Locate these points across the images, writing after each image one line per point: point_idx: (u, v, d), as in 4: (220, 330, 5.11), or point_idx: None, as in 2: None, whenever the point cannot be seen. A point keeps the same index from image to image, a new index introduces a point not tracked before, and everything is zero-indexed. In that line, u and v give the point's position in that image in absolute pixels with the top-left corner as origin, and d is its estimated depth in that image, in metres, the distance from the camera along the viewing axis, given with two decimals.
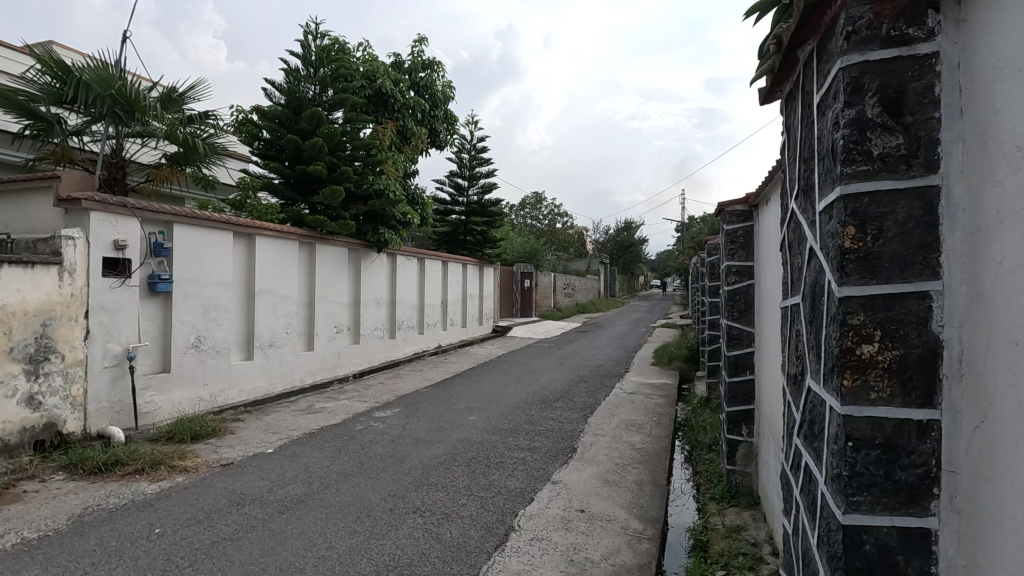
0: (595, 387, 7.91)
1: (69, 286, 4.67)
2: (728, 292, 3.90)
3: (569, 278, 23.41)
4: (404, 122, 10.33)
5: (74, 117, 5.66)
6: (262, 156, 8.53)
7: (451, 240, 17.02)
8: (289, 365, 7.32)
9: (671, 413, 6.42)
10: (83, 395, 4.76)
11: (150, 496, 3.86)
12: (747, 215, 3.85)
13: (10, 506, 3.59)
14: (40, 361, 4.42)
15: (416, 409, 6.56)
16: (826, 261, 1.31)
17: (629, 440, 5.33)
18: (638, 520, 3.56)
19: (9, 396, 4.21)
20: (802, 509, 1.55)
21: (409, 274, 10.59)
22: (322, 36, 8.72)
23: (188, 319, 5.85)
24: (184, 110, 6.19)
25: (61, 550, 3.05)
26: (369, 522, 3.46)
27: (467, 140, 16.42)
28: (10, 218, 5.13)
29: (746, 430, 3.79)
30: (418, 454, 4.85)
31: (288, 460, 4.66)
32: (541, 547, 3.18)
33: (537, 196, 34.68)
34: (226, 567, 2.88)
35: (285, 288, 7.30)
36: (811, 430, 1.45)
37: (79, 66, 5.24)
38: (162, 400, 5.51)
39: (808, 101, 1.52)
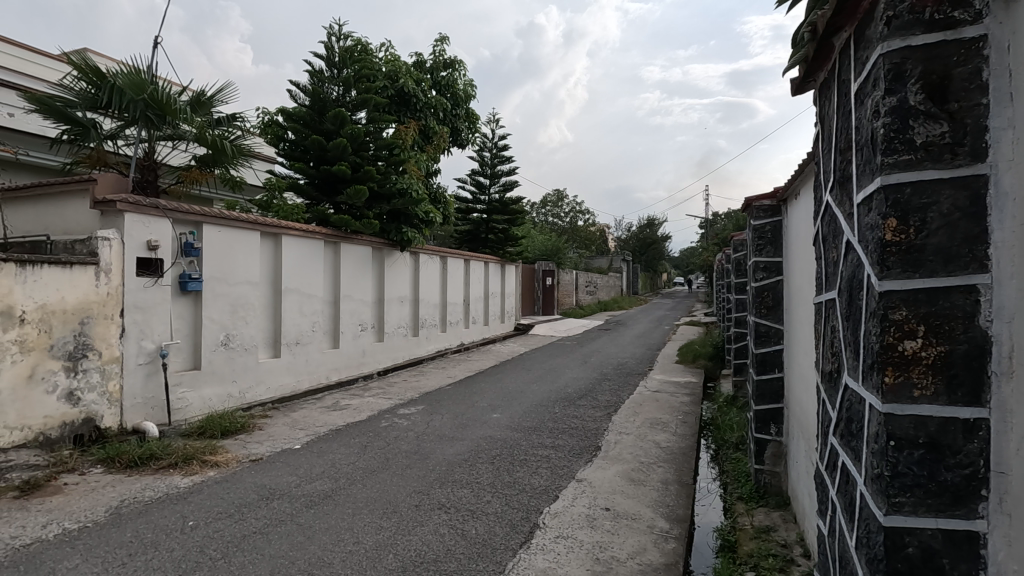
0: (618, 385, 7.87)
1: (105, 285, 4.82)
2: (756, 289, 3.82)
3: (591, 275, 23.26)
4: (426, 122, 10.40)
5: (109, 121, 5.83)
6: (288, 157, 8.67)
7: (472, 238, 17.10)
8: (315, 362, 7.43)
9: (697, 412, 6.33)
10: (119, 391, 4.91)
11: (183, 489, 3.96)
12: (775, 210, 3.76)
13: (52, 497, 3.72)
14: (78, 358, 4.57)
15: (440, 407, 6.60)
16: (865, 253, 1.27)
17: (654, 439, 5.27)
18: (664, 519, 3.52)
19: (49, 392, 4.37)
20: (839, 510, 1.51)
21: (432, 273, 10.66)
22: (346, 37, 8.81)
23: (218, 318, 5.98)
24: (212, 113, 6.32)
25: (100, 540, 3.15)
26: (394, 518, 3.49)
27: (488, 139, 16.48)
28: (49, 219, 5.31)
29: (775, 429, 3.71)
30: (442, 451, 4.88)
31: (316, 456, 4.74)
32: (567, 545, 3.16)
33: (559, 194, 34.64)
34: (256, 560, 2.94)
35: (311, 287, 7.41)
36: (849, 429, 1.41)
37: (113, 72, 5.40)
38: (193, 397, 5.64)
39: (844, 90, 1.47)
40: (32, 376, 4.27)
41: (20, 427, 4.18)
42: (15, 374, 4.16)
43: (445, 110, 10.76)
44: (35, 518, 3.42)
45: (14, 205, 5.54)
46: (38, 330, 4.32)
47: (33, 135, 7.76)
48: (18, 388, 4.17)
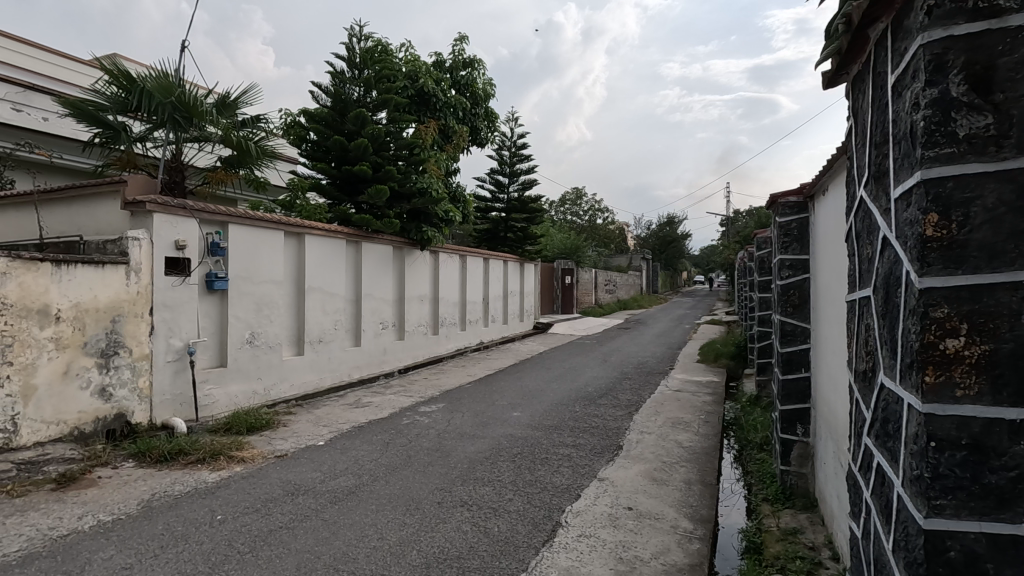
0: (639, 384, 7.81)
1: (135, 284, 4.94)
2: (781, 287, 3.76)
3: (610, 274, 23.13)
4: (446, 121, 10.44)
5: (138, 124, 5.97)
6: (311, 157, 8.77)
7: (491, 237, 17.14)
8: (337, 360, 7.53)
9: (720, 412, 6.25)
10: (148, 387, 5.04)
11: (211, 484, 4.05)
12: (801, 206, 3.69)
13: (87, 490, 3.83)
14: (110, 355, 4.70)
15: (460, 405, 6.63)
16: (903, 249, 1.24)
17: (676, 438, 5.22)
18: (688, 520, 3.48)
19: (83, 388, 4.50)
20: (874, 512, 1.48)
21: (451, 271, 10.72)
22: (366, 38, 8.88)
23: (243, 316, 6.09)
24: (237, 115, 6.44)
25: (132, 533, 3.24)
26: (417, 514, 3.51)
27: (507, 137, 16.50)
28: (81, 220, 5.46)
29: (801, 430, 3.65)
30: (464, 449, 4.90)
31: (340, 452, 4.80)
32: (589, 544, 3.15)
33: (577, 192, 34.51)
34: (283, 554, 2.98)
35: (333, 286, 7.50)
36: (885, 430, 1.38)
37: (142, 76, 5.54)
38: (219, 393, 5.75)
39: (880, 83, 1.44)
40: (67, 372, 4.40)
41: (56, 421, 4.31)
42: (51, 370, 4.29)
43: (464, 109, 10.79)
44: (71, 509, 3.52)
45: (48, 207, 5.70)
46: (72, 328, 4.45)
47: (66, 138, 7.98)
48: (53, 384, 4.30)
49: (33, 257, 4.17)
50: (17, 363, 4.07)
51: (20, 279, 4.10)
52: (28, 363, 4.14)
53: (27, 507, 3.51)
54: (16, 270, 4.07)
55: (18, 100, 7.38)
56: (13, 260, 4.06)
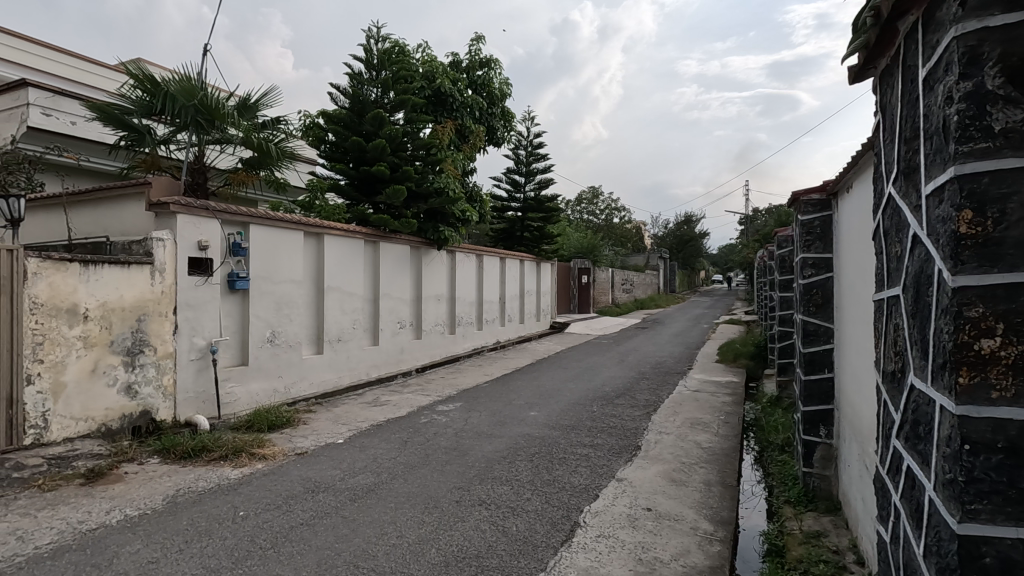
0: (656, 384, 7.75)
1: (160, 284, 5.04)
2: (804, 286, 3.69)
3: (627, 273, 23.00)
4: (462, 121, 10.47)
5: (162, 127, 6.08)
6: (329, 158, 8.86)
7: (508, 236, 17.15)
8: (355, 359, 7.59)
9: (740, 412, 6.18)
10: (172, 385, 5.14)
11: (234, 480, 4.11)
12: (824, 204, 3.62)
13: (114, 485, 3.92)
14: (136, 353, 4.80)
15: (477, 404, 6.65)
16: (935, 248, 1.21)
17: (695, 439, 5.17)
18: (708, 521, 3.45)
19: (109, 385, 4.60)
20: (904, 516, 1.45)
21: (468, 271, 10.74)
22: (383, 39, 8.94)
23: (264, 316, 6.18)
24: (258, 117, 6.53)
25: (158, 527, 3.30)
26: (436, 513, 3.53)
27: (523, 137, 16.51)
28: (108, 222, 5.59)
29: (824, 431, 3.59)
30: (482, 448, 4.91)
31: (359, 450, 4.84)
32: (608, 544, 3.14)
33: (594, 191, 34.39)
34: (304, 550, 3.02)
35: (352, 285, 7.57)
36: (915, 432, 1.35)
37: (166, 79, 5.65)
38: (241, 391, 5.85)
39: (910, 76, 1.41)
40: (94, 370, 4.50)
41: (84, 418, 4.42)
42: (80, 368, 4.39)
43: (480, 109, 10.80)
44: (100, 504, 3.60)
45: (76, 209, 5.84)
46: (99, 326, 4.56)
47: (93, 142, 8.17)
48: (81, 381, 4.40)
49: (62, 257, 4.29)
50: (46, 361, 4.18)
51: (49, 278, 4.22)
52: (57, 361, 4.25)
53: (57, 501, 3.60)
54: (45, 270, 4.19)
55: (47, 105, 7.57)
56: (42, 260, 4.17)
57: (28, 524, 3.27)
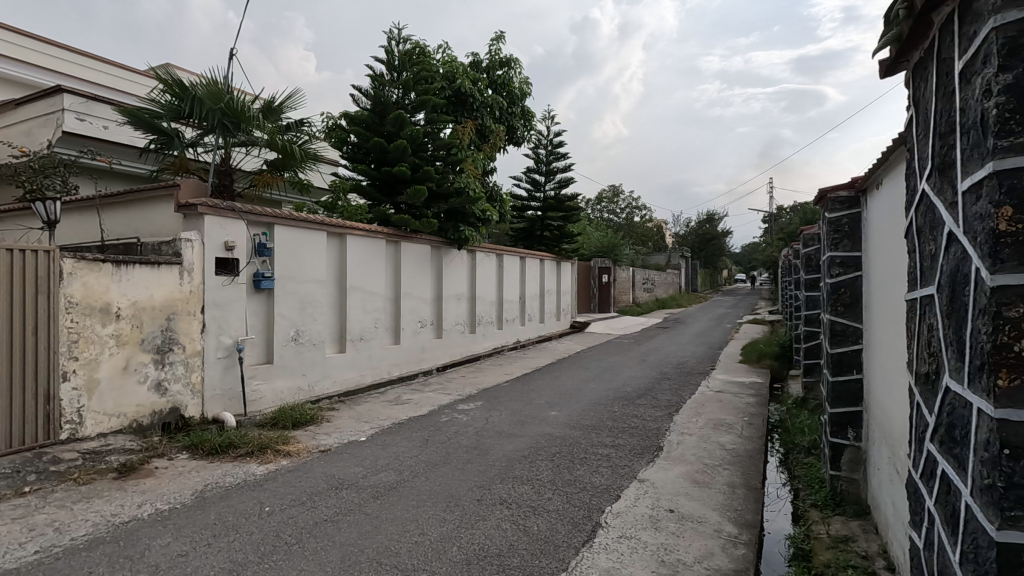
0: (679, 384, 7.67)
1: (188, 283, 5.16)
2: (831, 286, 3.61)
3: (648, 272, 22.80)
4: (483, 121, 10.49)
5: (190, 130, 6.22)
6: (351, 159, 8.96)
7: (528, 236, 17.15)
8: (377, 358, 7.67)
9: (764, 413, 6.08)
10: (200, 383, 5.26)
11: (260, 476, 4.19)
12: (853, 201, 3.54)
13: (145, 479, 4.03)
14: (165, 351, 4.92)
15: (498, 403, 6.66)
16: (972, 245, 1.17)
17: (718, 440, 5.10)
18: (732, 524, 3.40)
19: (141, 382, 4.73)
20: (939, 522, 1.41)
21: (488, 270, 10.77)
22: (404, 41, 9.00)
23: (289, 315, 6.28)
24: (282, 119, 6.64)
25: (187, 521, 3.38)
26: (457, 511, 3.55)
27: (543, 136, 16.49)
28: (139, 223, 5.74)
29: (852, 434, 3.51)
30: (502, 447, 4.92)
31: (381, 448, 4.89)
32: (630, 545, 3.12)
33: (614, 189, 34.17)
34: (328, 546, 3.06)
35: (373, 285, 7.64)
36: (950, 435, 1.32)
37: (194, 83, 5.78)
38: (266, 389, 5.95)
39: (946, 70, 1.37)
40: (126, 367, 4.63)
41: (117, 414, 4.55)
42: (112, 366, 4.52)
43: (501, 108, 10.80)
44: (132, 498, 3.71)
45: (109, 211, 6.01)
46: (131, 325, 4.68)
47: (124, 145, 8.39)
48: (114, 378, 4.53)
49: (95, 258, 4.42)
50: (81, 358, 4.32)
51: (83, 278, 4.36)
52: (91, 358, 4.38)
53: (92, 494, 3.71)
54: (79, 270, 4.33)
55: (81, 110, 7.85)
56: (77, 261, 4.31)
57: (64, 516, 3.38)
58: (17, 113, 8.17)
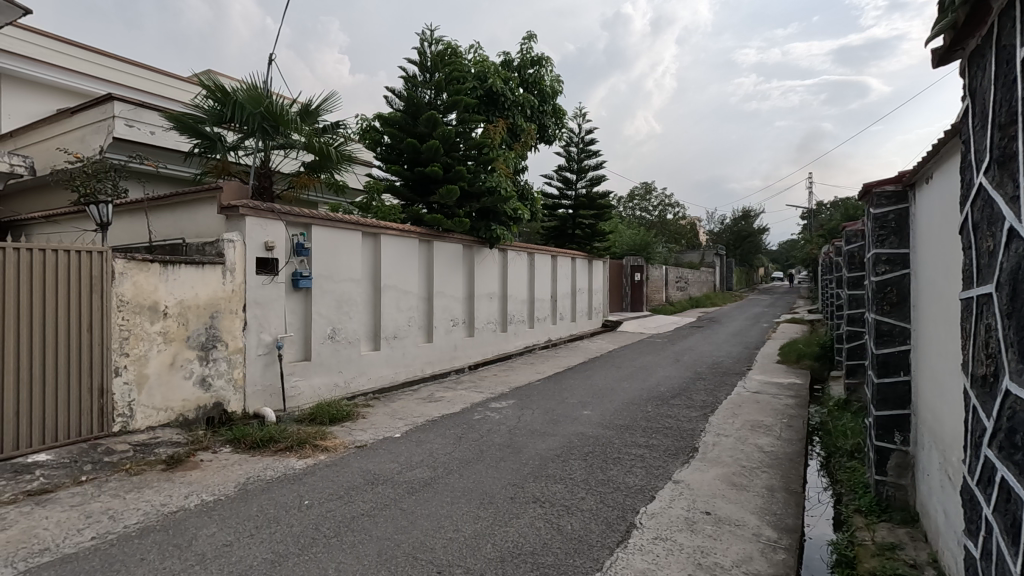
0: (714, 384, 7.52)
1: (230, 282, 5.33)
2: (877, 284, 3.47)
3: (682, 271, 22.43)
4: (514, 120, 10.48)
5: (231, 134, 6.42)
6: (385, 160, 9.09)
7: (559, 234, 17.10)
8: (410, 356, 7.77)
9: (804, 415, 5.90)
10: (242, 378, 5.44)
11: (299, 470, 4.31)
12: (900, 196, 3.39)
13: (192, 471, 4.19)
14: (209, 348, 5.11)
15: (530, 401, 6.67)
16: None
17: (756, 442, 4.99)
18: (772, 528, 3.32)
19: (186, 377, 4.91)
20: (997, 530, 1.35)
21: (520, 269, 10.78)
22: (436, 42, 9.08)
23: (326, 313, 6.42)
24: (319, 122, 6.78)
25: (232, 512, 3.51)
26: (492, 509, 3.57)
27: (575, 133, 16.42)
28: (184, 224, 5.97)
29: (899, 438, 3.38)
30: (535, 446, 4.92)
31: (415, 445, 4.96)
32: (667, 547, 3.08)
33: (646, 186, 33.73)
34: (365, 540, 3.13)
35: (407, 283, 7.74)
36: (1010, 441, 1.26)
37: (235, 89, 5.97)
38: (304, 385, 6.11)
39: (1006, 59, 1.30)
40: (173, 363, 4.82)
41: (164, 408, 4.74)
42: (160, 361, 4.71)
43: (532, 107, 10.78)
44: (179, 489, 3.86)
45: (156, 214, 6.27)
46: (177, 322, 4.87)
47: (170, 150, 8.72)
48: (162, 374, 4.73)
49: (144, 258, 4.61)
50: (132, 354, 4.52)
51: (133, 278, 4.56)
52: (141, 354, 4.58)
53: (142, 485, 3.88)
54: (130, 270, 4.53)
55: (130, 117, 8.14)
56: (127, 261, 4.51)
57: (117, 505, 3.55)
58: (72, 120, 8.52)
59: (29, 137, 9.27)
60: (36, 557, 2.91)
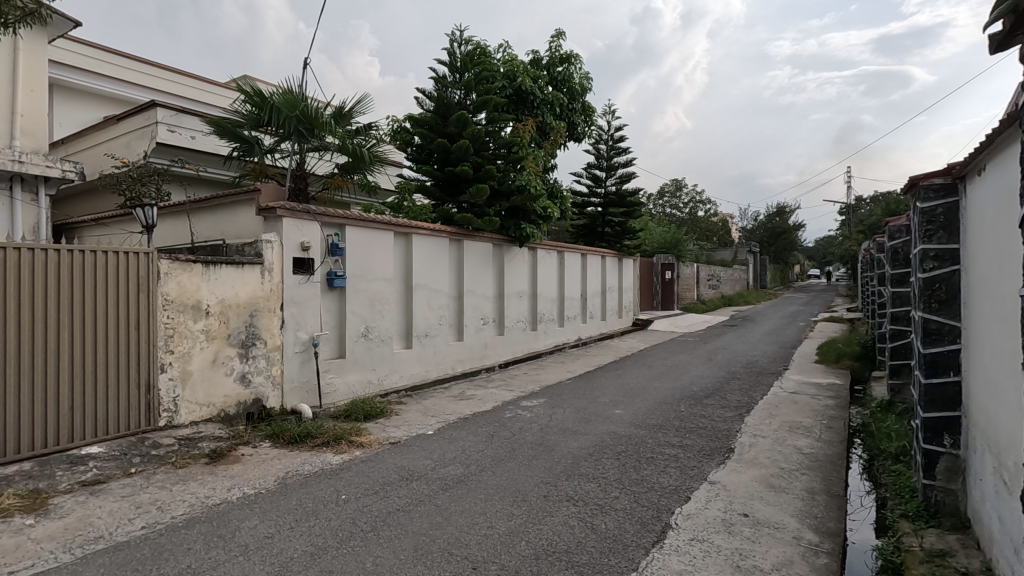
0: (749, 384, 7.36)
1: (269, 282, 5.48)
2: (924, 281, 3.34)
3: (713, 268, 22.05)
4: (543, 118, 10.43)
5: (268, 136, 6.58)
6: (415, 160, 9.19)
7: (588, 232, 17.00)
8: (441, 354, 7.85)
9: (845, 417, 5.73)
10: (280, 375, 5.60)
11: (335, 465, 4.40)
12: (949, 189, 3.25)
13: (233, 465, 4.32)
14: (249, 346, 5.26)
15: (561, 400, 6.65)
16: None
17: (795, 444, 4.86)
18: (813, 532, 3.24)
19: (227, 374, 5.07)
20: None
21: (549, 267, 10.76)
22: (466, 42, 9.13)
23: (360, 312, 6.52)
24: (352, 124, 6.90)
25: (272, 506, 3.60)
26: (525, 506, 3.58)
27: (605, 131, 16.37)
28: (224, 226, 6.15)
29: (949, 440, 3.26)
30: (567, 444, 4.90)
31: (448, 442, 5.01)
32: (703, 548, 3.04)
33: (677, 183, 33.30)
34: (402, 535, 3.17)
35: (438, 282, 7.82)
36: None
37: (272, 93, 6.12)
38: (339, 382, 6.23)
39: None
40: (215, 360, 4.98)
41: (207, 404, 4.90)
42: (203, 359, 4.87)
43: (561, 105, 10.72)
44: (222, 482, 3.98)
45: (198, 216, 6.49)
46: (219, 321, 5.02)
47: (209, 154, 9.01)
48: (205, 370, 4.89)
49: (187, 259, 4.77)
50: (176, 352, 4.69)
51: (177, 278, 4.72)
52: (184, 352, 4.74)
53: (187, 477, 4.02)
54: (174, 271, 4.70)
55: (172, 122, 8.43)
56: (172, 262, 4.68)
57: (165, 496, 3.69)
58: (118, 127, 8.87)
59: (79, 144, 9.69)
60: (92, 544, 3.05)
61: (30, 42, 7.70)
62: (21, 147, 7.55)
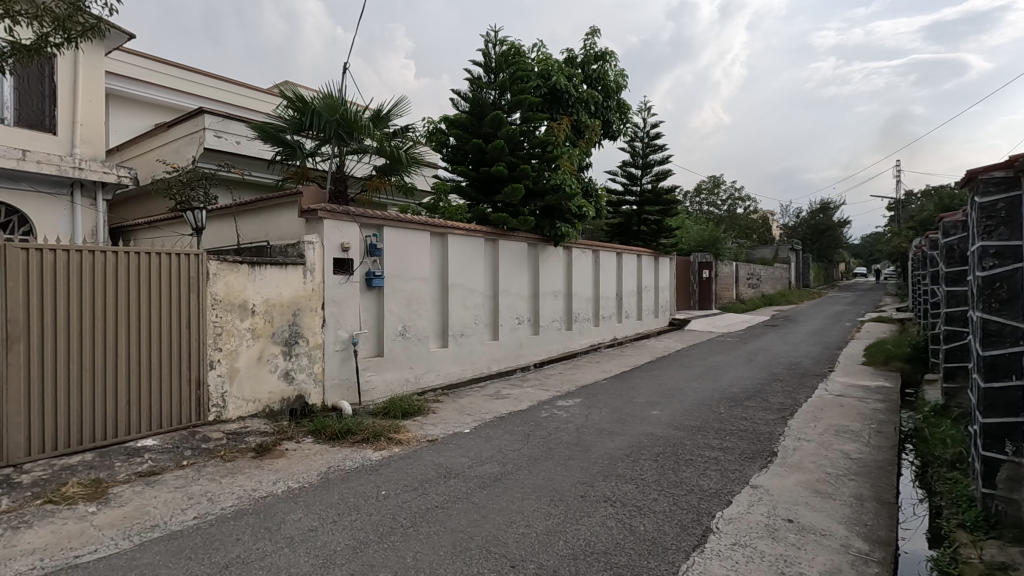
0: (792, 386, 7.14)
1: (311, 281, 5.63)
2: (983, 279, 3.17)
3: (753, 266, 21.51)
4: (578, 116, 10.37)
5: (309, 140, 6.75)
6: (450, 161, 9.28)
7: (624, 231, 16.83)
8: (477, 353, 7.91)
9: (895, 421, 5.51)
10: (322, 373, 5.75)
11: (374, 462, 4.49)
12: (1011, 182, 3.07)
13: (278, 459, 4.45)
14: (292, 344, 5.42)
15: (597, 400, 6.61)
16: None
17: (841, 449, 4.70)
18: (862, 540, 3.13)
19: (272, 371, 5.23)
20: None
21: (584, 266, 10.70)
22: (500, 42, 9.16)
23: (397, 311, 6.63)
24: (390, 126, 7.01)
25: (314, 500, 3.70)
26: (562, 506, 3.57)
27: (640, 128, 16.18)
28: (268, 228, 6.34)
29: (1011, 448, 3.09)
30: (604, 445, 4.86)
31: (484, 440, 5.05)
32: (746, 554, 2.97)
33: (715, 180, 32.66)
34: (440, 532, 3.21)
35: (473, 282, 7.88)
36: None
37: (313, 98, 6.29)
38: (377, 380, 6.35)
39: None
40: (261, 357, 5.15)
41: (253, 400, 5.08)
42: (249, 356, 5.05)
43: (596, 103, 10.63)
44: (268, 475, 4.12)
45: (243, 218, 6.72)
46: (264, 320, 5.19)
47: (254, 158, 9.32)
48: (251, 367, 5.06)
49: (234, 260, 4.95)
50: (225, 349, 4.88)
51: (225, 278, 4.91)
52: (232, 349, 4.93)
53: (235, 470, 4.18)
54: (222, 271, 4.88)
55: (218, 128, 8.75)
56: (220, 262, 4.87)
57: (214, 488, 3.84)
58: (168, 134, 9.28)
59: (133, 151, 10.18)
60: (148, 532, 3.20)
61: (90, 55, 8.11)
62: (81, 155, 7.98)
